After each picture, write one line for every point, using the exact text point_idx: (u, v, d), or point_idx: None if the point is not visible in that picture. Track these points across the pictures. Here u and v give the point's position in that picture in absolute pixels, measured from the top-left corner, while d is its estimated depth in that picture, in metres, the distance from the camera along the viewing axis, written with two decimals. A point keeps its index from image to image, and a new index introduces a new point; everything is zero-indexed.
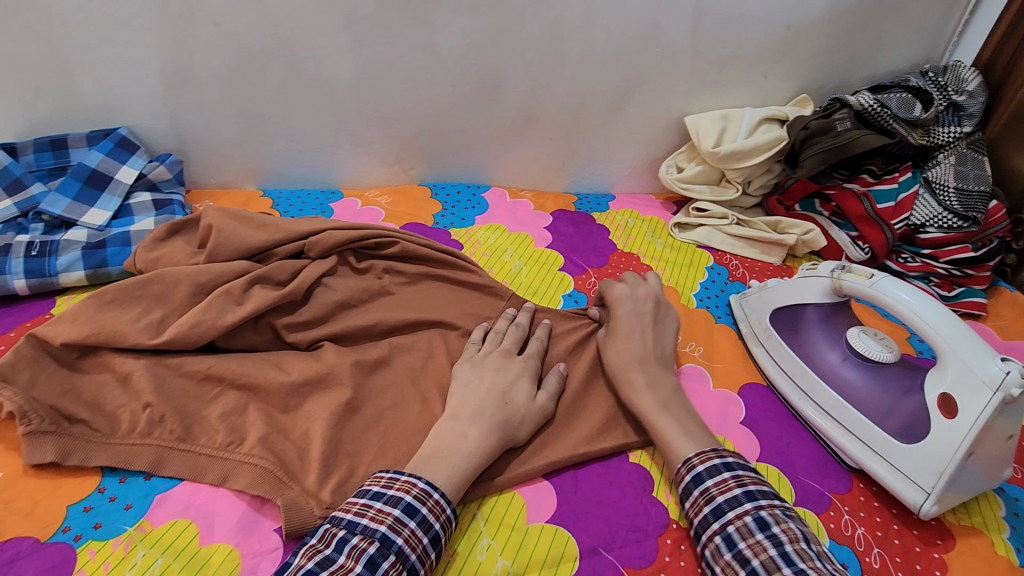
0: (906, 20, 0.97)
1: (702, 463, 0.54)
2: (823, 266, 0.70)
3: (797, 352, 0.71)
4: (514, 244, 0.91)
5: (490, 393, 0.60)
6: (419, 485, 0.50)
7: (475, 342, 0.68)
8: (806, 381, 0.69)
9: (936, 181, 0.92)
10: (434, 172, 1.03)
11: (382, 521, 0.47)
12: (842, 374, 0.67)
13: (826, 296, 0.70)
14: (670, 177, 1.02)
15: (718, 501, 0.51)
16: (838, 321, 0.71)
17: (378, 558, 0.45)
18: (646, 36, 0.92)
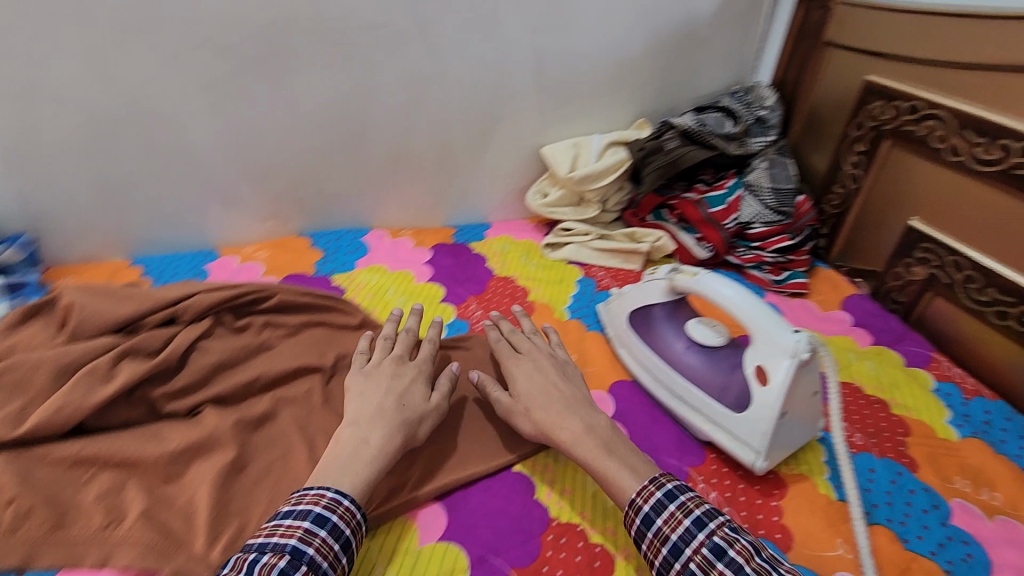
0: (715, 49, 1.13)
1: (647, 500, 0.55)
2: (661, 270, 0.80)
3: (651, 347, 0.80)
4: (396, 282, 0.96)
5: (390, 397, 0.64)
6: (328, 495, 0.54)
7: (364, 353, 0.72)
8: (660, 372, 0.78)
9: (754, 183, 1.07)
10: (312, 223, 1.06)
11: (292, 535, 0.50)
12: (685, 359, 0.76)
13: (666, 295, 0.80)
14: (536, 204, 1.12)
15: (672, 540, 0.52)
16: (681, 315, 0.81)
17: (289, 570, 0.47)
18: (495, 79, 1.01)
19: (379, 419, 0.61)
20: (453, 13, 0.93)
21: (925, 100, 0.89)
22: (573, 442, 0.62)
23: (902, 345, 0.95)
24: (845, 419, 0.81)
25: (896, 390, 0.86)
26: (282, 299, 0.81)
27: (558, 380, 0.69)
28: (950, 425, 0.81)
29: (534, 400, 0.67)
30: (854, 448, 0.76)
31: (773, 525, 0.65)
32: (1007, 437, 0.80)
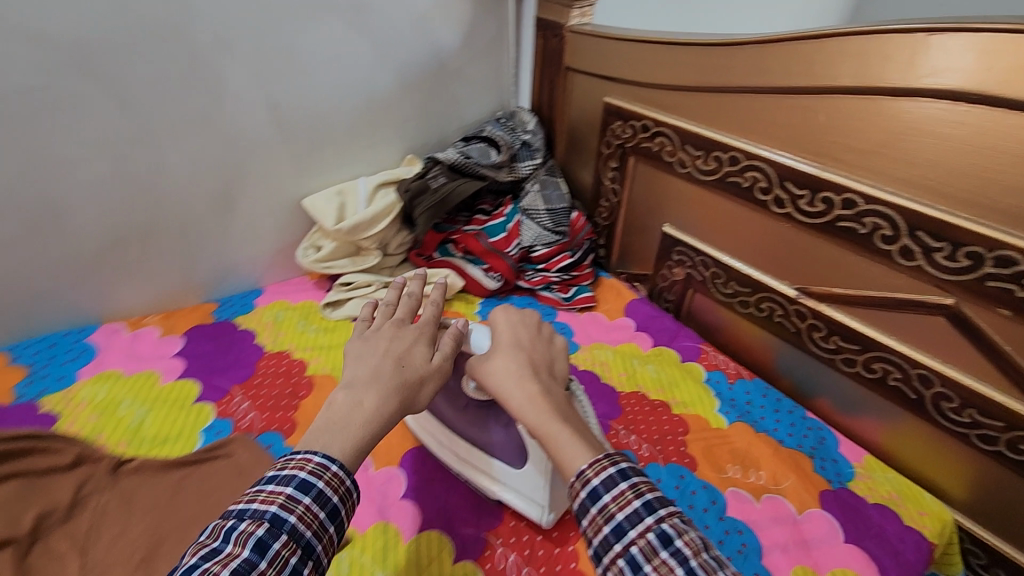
0: (470, 78, 1.12)
1: (597, 474, 0.50)
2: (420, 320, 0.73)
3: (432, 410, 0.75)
4: (133, 390, 0.79)
5: (386, 360, 0.58)
6: (315, 459, 0.48)
7: (367, 320, 0.66)
8: (444, 434, 0.74)
9: (530, 208, 1.10)
10: (18, 326, 0.87)
11: (273, 502, 0.45)
12: (460, 419, 0.72)
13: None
14: (308, 261, 1.01)
15: (618, 519, 0.47)
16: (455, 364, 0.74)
17: (267, 541, 0.43)
18: (225, 133, 0.90)
19: (374, 381, 0.55)
20: (150, 66, 0.80)
21: (653, 119, 0.97)
22: (524, 408, 0.58)
23: (677, 341, 1.03)
24: (633, 432, 0.84)
25: (676, 390, 0.92)
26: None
27: (528, 342, 0.66)
28: (719, 413, 0.88)
29: (495, 358, 0.64)
30: (641, 461, 0.79)
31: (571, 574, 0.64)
32: (765, 413, 0.89)
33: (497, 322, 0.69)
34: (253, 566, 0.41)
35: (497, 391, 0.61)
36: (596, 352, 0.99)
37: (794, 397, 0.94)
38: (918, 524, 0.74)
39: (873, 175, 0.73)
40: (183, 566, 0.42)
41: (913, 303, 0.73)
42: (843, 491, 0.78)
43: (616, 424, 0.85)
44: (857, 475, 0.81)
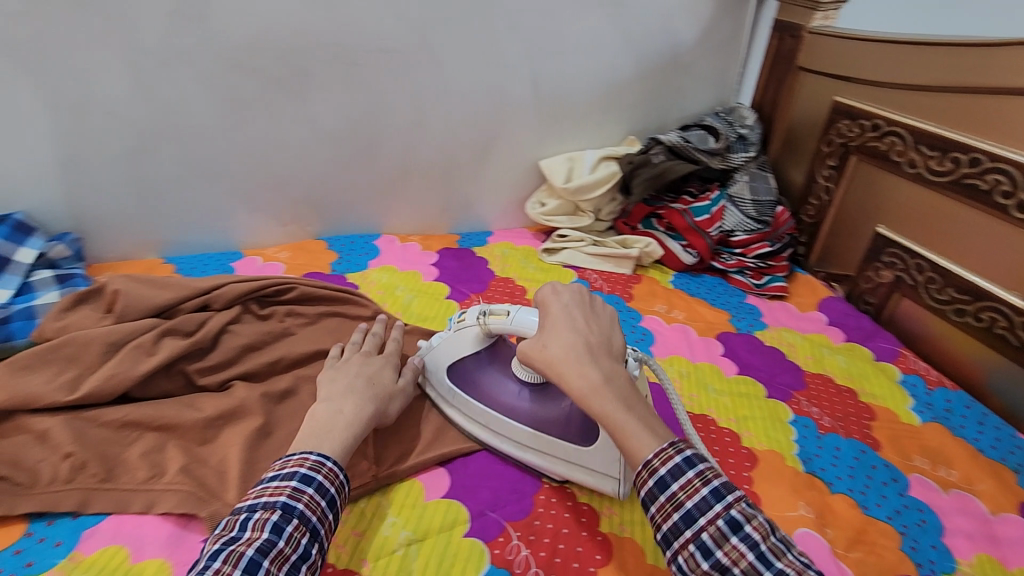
0: (697, 73, 1.23)
1: (664, 465, 0.51)
2: (470, 314, 0.73)
3: (477, 399, 0.73)
4: (405, 281, 1.04)
5: (356, 378, 0.69)
6: (312, 458, 0.57)
7: (336, 352, 0.76)
8: (498, 426, 0.72)
9: (737, 195, 1.16)
10: (328, 227, 1.15)
11: (282, 493, 0.53)
12: (525, 407, 0.70)
13: (479, 342, 0.73)
14: (534, 213, 1.21)
15: (687, 507, 0.49)
16: (500, 357, 0.75)
17: (282, 523, 0.51)
18: (495, 98, 1.10)
19: (349, 393, 0.66)
20: (462, 39, 1.02)
21: (887, 118, 0.99)
22: (588, 394, 0.55)
23: (871, 342, 1.02)
24: (815, 404, 0.88)
25: (866, 381, 0.93)
26: (304, 288, 0.90)
27: (583, 324, 0.61)
28: (912, 411, 0.88)
29: (549, 341, 0.59)
30: (822, 429, 0.83)
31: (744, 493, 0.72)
32: (966, 422, 0.87)
33: (545, 302, 0.64)
34: (269, 546, 0.49)
35: (553, 376, 0.58)
36: (785, 333, 1.03)
37: (1003, 417, 0.89)
38: None
39: None
40: (209, 550, 0.49)
41: None
42: None
43: (799, 394, 0.89)
44: None
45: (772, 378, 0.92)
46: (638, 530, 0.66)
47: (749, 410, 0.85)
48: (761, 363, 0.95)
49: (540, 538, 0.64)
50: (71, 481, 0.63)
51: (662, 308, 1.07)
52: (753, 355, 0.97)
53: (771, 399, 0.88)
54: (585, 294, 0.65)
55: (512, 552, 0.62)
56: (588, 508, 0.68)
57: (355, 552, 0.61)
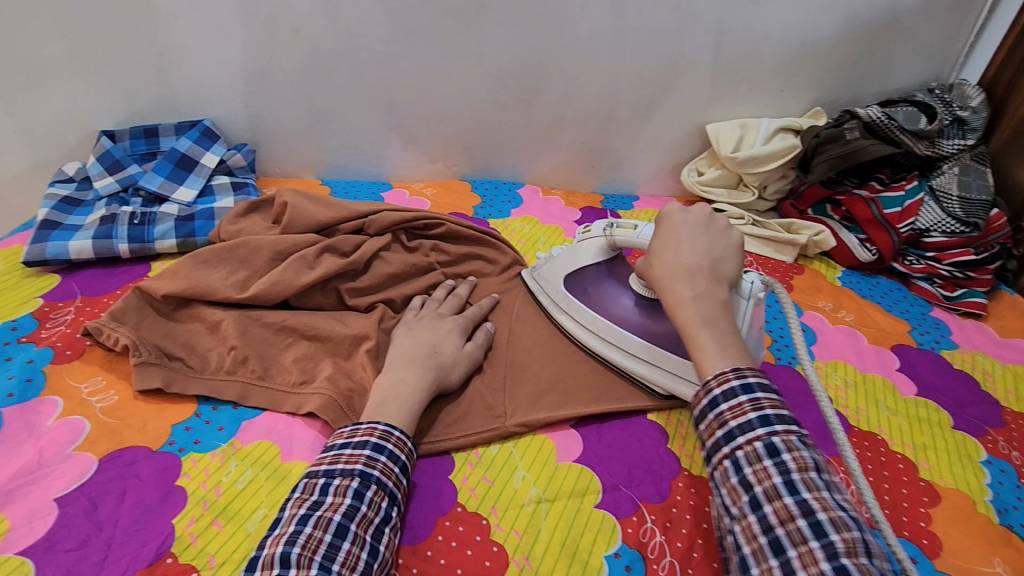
0: (916, 39, 1.04)
1: (735, 418, 0.48)
2: (597, 226, 0.76)
3: (593, 308, 0.74)
4: (546, 234, 1.01)
5: (421, 346, 0.67)
6: (380, 428, 0.56)
7: (415, 307, 0.76)
8: (608, 333, 0.73)
9: (940, 189, 0.99)
10: (474, 169, 1.13)
11: (357, 461, 0.53)
12: (639, 318, 0.72)
13: (601, 253, 0.76)
14: (690, 180, 1.11)
15: (729, 425, 0.48)
16: (618, 272, 0.77)
17: (363, 490, 0.51)
18: (672, 49, 1.01)
19: (409, 363, 0.64)
20: None
21: None
22: (677, 307, 0.56)
23: None
24: (1016, 447, 0.73)
25: None
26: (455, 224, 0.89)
27: (689, 247, 0.59)
28: None
29: (662, 253, 0.61)
30: None
31: (919, 530, 0.62)
32: None
33: (667, 223, 0.65)
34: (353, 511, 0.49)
35: (658, 288, 0.59)
36: (980, 359, 0.87)
37: None
38: None
39: None
40: (289, 515, 0.50)
41: None
42: None
43: (995, 432, 0.75)
44: None
45: (960, 408, 0.78)
46: None
47: (931, 439, 0.73)
48: (946, 388, 0.81)
49: (677, 528, 0.59)
50: (234, 371, 0.67)
51: (826, 306, 0.94)
52: (937, 377, 0.83)
53: (959, 431, 0.74)
54: (712, 212, 0.62)
55: (646, 535, 0.58)
56: None
57: (484, 498, 0.59)
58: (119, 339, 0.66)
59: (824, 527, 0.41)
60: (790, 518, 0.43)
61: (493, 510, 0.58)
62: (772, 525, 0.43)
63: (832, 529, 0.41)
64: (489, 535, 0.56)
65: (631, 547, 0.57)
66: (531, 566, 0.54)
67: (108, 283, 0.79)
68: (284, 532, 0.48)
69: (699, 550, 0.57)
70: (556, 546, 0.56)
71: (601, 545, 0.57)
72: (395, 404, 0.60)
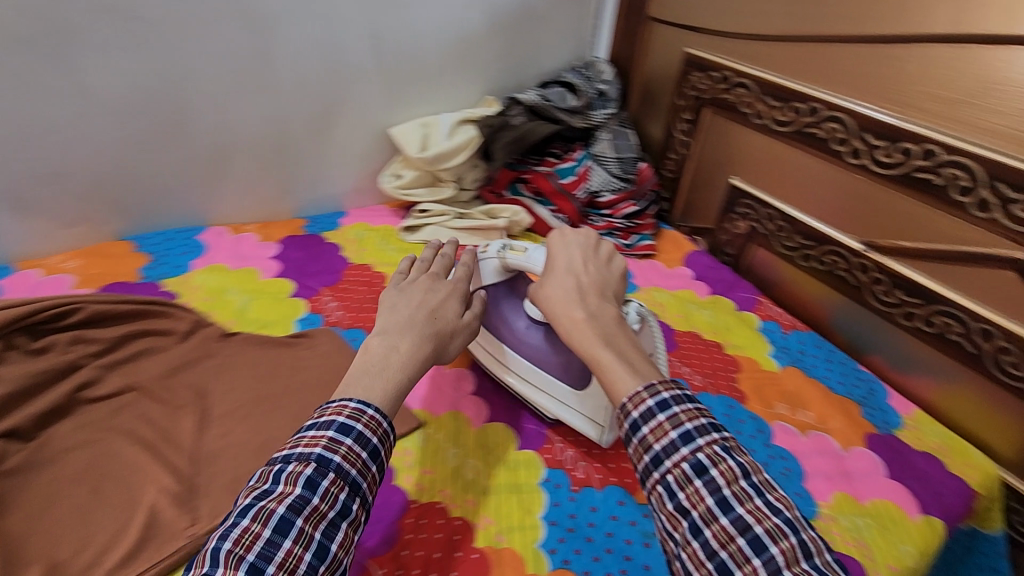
0: (554, 25, 1.16)
1: (636, 408, 0.50)
2: (492, 246, 0.74)
3: (495, 332, 0.75)
4: (237, 281, 0.89)
5: (419, 309, 0.63)
6: (350, 406, 0.51)
7: (402, 272, 0.70)
8: (506, 357, 0.74)
9: (600, 154, 1.13)
10: (134, 224, 0.94)
11: (317, 444, 0.48)
12: (530, 343, 0.73)
13: (498, 275, 0.75)
14: (390, 186, 1.08)
15: (634, 417, 0.50)
16: (518, 291, 0.77)
17: (316, 478, 0.46)
18: (328, 57, 0.95)
19: (407, 327, 0.60)
20: None
21: (735, 70, 0.98)
22: (574, 329, 0.58)
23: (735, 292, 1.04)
24: (687, 364, 0.88)
25: (730, 333, 0.95)
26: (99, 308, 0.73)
27: (582, 262, 0.65)
28: (772, 357, 0.91)
29: (549, 282, 0.63)
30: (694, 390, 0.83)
31: (623, 472, 0.69)
32: (817, 362, 0.91)
33: (552, 246, 0.68)
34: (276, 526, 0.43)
35: (550, 316, 0.61)
36: (655, 294, 1.02)
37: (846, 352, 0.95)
38: (962, 472, 0.76)
39: (953, 124, 0.73)
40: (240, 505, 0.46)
41: (983, 256, 0.74)
42: (889, 436, 0.80)
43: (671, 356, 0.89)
44: (904, 425, 0.82)
45: None
46: (516, 537, 0.61)
47: None
48: None
49: (409, 571, 0.56)
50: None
51: None
52: None
53: None
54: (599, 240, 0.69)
55: None
56: (462, 522, 0.61)
57: None
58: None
59: (763, 539, 0.43)
60: (731, 538, 0.44)
61: None
62: (715, 549, 0.44)
63: (771, 541, 0.43)
64: None
65: None
66: None
67: None
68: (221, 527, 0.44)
69: None
70: None
71: None
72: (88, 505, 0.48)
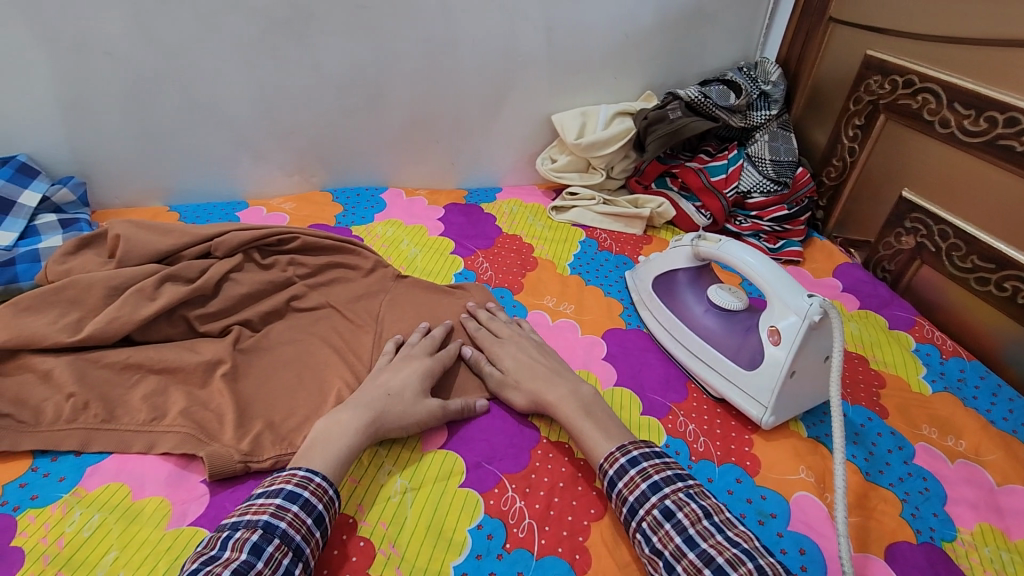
0: (722, 24, 1.17)
1: (612, 466, 0.59)
2: (687, 237, 0.85)
3: (674, 311, 0.84)
4: (410, 235, 1.03)
5: (375, 390, 0.66)
6: (300, 474, 0.56)
7: (388, 353, 0.74)
8: (679, 333, 0.83)
9: (755, 155, 1.12)
10: (333, 178, 1.13)
11: (265, 512, 0.51)
12: (703, 322, 0.81)
13: (690, 261, 0.85)
14: (545, 168, 1.17)
15: (610, 475, 0.59)
16: (703, 282, 0.86)
17: (262, 543, 0.49)
18: (507, 46, 1.06)
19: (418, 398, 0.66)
20: None
21: (921, 75, 0.93)
22: (557, 404, 0.67)
23: (888, 309, 0.98)
24: None
25: (878, 348, 0.90)
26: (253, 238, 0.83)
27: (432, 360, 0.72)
28: (924, 380, 0.85)
29: (514, 364, 0.73)
30: None
31: (743, 454, 0.71)
32: (979, 394, 0.84)
33: (496, 354, 0.75)
34: (249, 566, 0.47)
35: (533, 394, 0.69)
36: None
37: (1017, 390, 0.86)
38: None
39: None
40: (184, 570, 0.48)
41: None
42: None
43: None
44: None
45: None
46: None
47: None
48: None
49: (536, 491, 0.64)
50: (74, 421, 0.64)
51: None
52: None
53: None
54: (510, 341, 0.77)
55: (507, 503, 0.62)
56: (586, 462, 0.67)
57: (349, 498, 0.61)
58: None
59: (725, 568, 0.49)
60: (697, 569, 0.50)
61: (360, 507, 0.61)
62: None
63: (731, 569, 0.49)
64: (356, 531, 0.58)
65: (493, 516, 0.61)
66: (398, 553, 0.57)
67: None
68: None
69: (556, 508, 0.62)
70: (421, 531, 0.59)
71: (465, 521, 0.61)
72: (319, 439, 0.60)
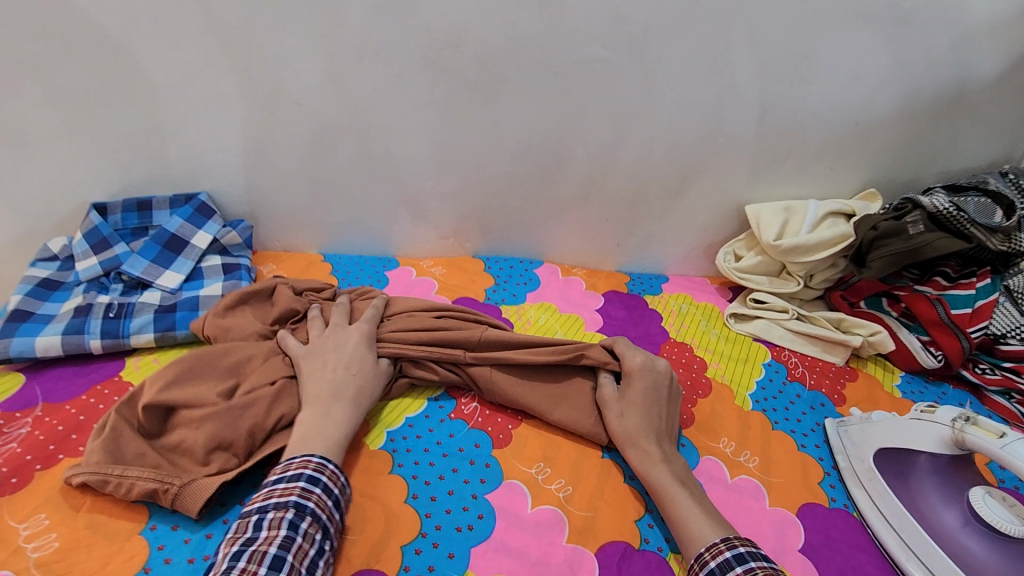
0: (985, 118, 0.93)
1: (713, 558, 0.54)
2: (943, 413, 0.65)
3: (910, 510, 0.64)
4: (565, 326, 0.91)
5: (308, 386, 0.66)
6: (314, 460, 0.57)
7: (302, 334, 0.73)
8: (916, 542, 0.62)
9: (1018, 290, 0.86)
10: (488, 245, 1.04)
11: (291, 493, 0.53)
12: (961, 543, 0.60)
13: (944, 447, 0.64)
14: (727, 266, 0.99)
15: (709, 565, 0.54)
16: (958, 477, 0.65)
17: (297, 521, 0.52)
18: (710, 126, 0.91)
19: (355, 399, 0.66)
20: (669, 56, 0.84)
21: None
22: (647, 466, 0.64)
23: None
24: None
25: None
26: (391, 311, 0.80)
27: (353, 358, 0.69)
28: None
29: (619, 403, 0.70)
30: None
31: None
32: None
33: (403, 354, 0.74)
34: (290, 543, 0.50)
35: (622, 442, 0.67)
36: None
37: None
38: None
39: None
40: (221, 555, 0.50)
41: None
42: None
43: None
44: None
45: None
46: None
47: None
48: None
49: None
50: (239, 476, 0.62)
51: None
52: None
53: None
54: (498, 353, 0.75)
55: None
56: None
57: None
58: (132, 486, 0.57)
59: None
60: None
61: None
62: None
63: None
64: None
65: None
66: None
67: (74, 387, 0.70)
68: (217, 568, 0.48)
69: None
70: None
71: None
72: (327, 422, 0.62)
